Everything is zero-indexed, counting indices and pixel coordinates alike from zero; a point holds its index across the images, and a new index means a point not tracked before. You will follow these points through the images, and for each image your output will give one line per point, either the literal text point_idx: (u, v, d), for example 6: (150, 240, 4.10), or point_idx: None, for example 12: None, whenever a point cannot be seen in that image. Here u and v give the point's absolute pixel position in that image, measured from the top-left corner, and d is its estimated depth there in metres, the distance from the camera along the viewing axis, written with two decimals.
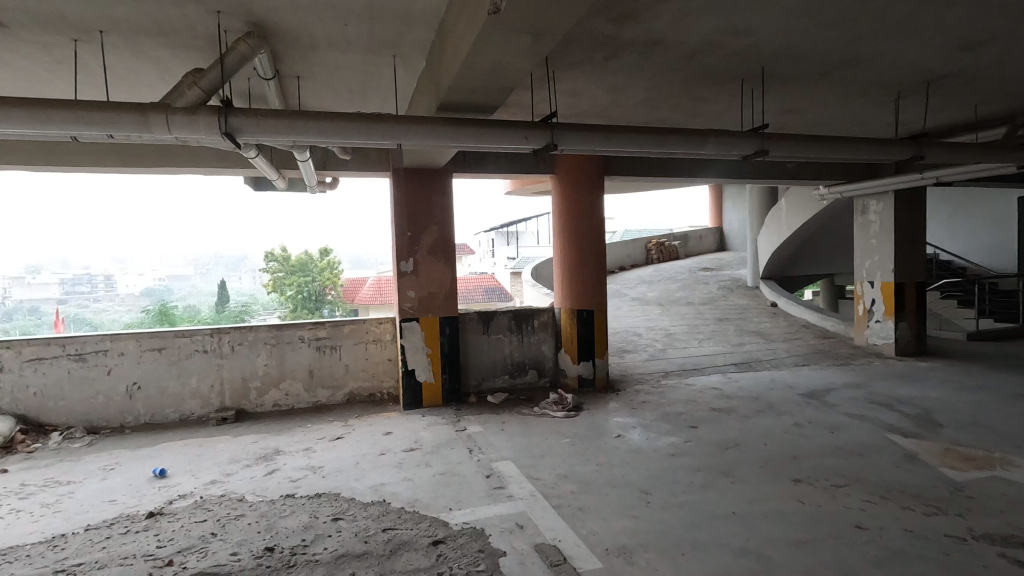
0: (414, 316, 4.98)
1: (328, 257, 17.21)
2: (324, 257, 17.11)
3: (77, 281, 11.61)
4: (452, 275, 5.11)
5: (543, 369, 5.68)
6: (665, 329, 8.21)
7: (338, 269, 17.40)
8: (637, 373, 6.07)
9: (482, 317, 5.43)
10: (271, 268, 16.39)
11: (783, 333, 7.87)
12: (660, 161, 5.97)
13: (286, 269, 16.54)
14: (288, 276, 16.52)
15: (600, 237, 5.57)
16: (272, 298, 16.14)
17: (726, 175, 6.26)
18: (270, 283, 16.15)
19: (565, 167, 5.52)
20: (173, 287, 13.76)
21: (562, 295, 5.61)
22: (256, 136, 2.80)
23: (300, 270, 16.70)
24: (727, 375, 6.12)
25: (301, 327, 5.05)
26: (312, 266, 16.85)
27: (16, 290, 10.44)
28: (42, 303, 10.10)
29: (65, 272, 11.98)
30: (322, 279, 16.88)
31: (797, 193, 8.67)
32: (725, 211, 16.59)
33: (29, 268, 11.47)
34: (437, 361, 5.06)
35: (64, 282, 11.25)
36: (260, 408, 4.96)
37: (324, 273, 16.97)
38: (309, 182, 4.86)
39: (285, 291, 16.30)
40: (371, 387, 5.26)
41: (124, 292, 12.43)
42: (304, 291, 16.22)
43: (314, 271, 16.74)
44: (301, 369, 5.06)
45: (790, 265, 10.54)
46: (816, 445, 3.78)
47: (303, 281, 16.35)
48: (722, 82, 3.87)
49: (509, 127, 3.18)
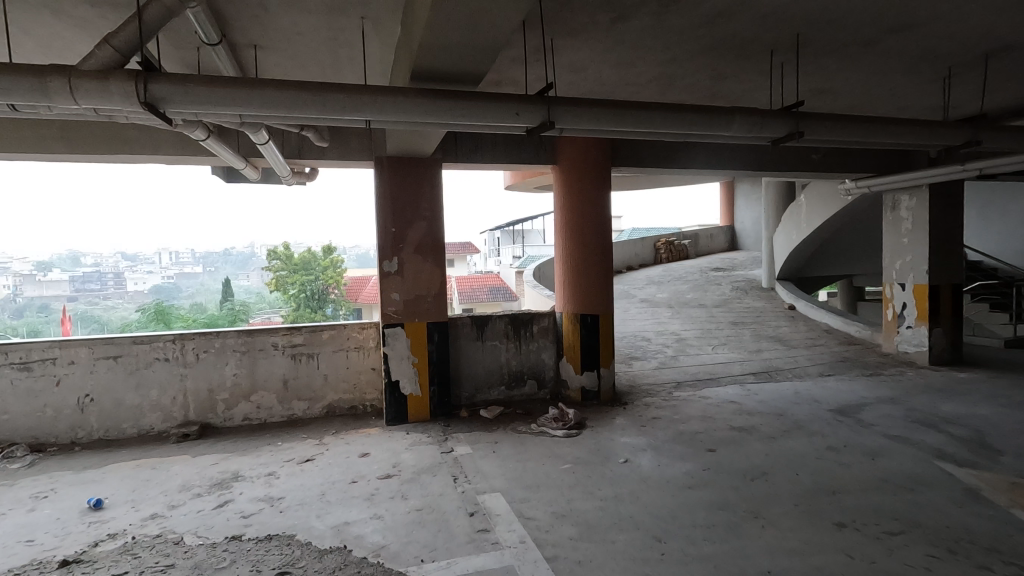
0: (398, 322, 4.48)
1: (332, 257, 16.86)
2: (328, 255, 16.77)
3: (89, 278, 11.28)
4: (441, 276, 4.59)
5: (542, 379, 5.17)
6: (676, 333, 7.67)
7: (341, 268, 16.98)
8: (646, 384, 5.55)
9: (475, 322, 4.93)
10: (273, 267, 15.97)
11: (804, 338, 7.31)
12: (673, 151, 5.44)
13: (289, 267, 16.11)
14: (290, 274, 16.09)
15: (607, 234, 5.05)
16: (274, 297, 15.71)
17: (745, 167, 5.71)
18: (271, 281, 15.88)
19: (567, 157, 5.00)
20: (181, 285, 13.38)
21: (564, 298, 5.10)
22: (186, 108, 2.30)
23: (303, 268, 16.27)
24: (746, 386, 5.58)
25: (274, 333, 4.57)
26: (314, 265, 16.45)
27: (27, 286, 10.04)
28: (51, 298, 9.79)
29: (76, 267, 11.28)
30: (325, 278, 16.43)
31: (818, 188, 8.11)
32: (737, 208, 16.00)
33: (39, 264, 10.76)
34: (424, 370, 4.55)
35: (74, 279, 10.86)
36: (229, 422, 4.48)
37: (326, 271, 16.57)
38: (280, 172, 4.39)
39: (287, 290, 15.83)
40: (352, 399, 4.77)
41: (134, 287, 11.98)
42: (306, 289, 15.94)
43: (315, 268, 16.45)
44: (273, 379, 4.58)
45: (808, 265, 9.97)
46: (857, 477, 3.25)
47: (305, 280, 16.03)
48: (748, 55, 3.34)
49: (497, 100, 2.66)
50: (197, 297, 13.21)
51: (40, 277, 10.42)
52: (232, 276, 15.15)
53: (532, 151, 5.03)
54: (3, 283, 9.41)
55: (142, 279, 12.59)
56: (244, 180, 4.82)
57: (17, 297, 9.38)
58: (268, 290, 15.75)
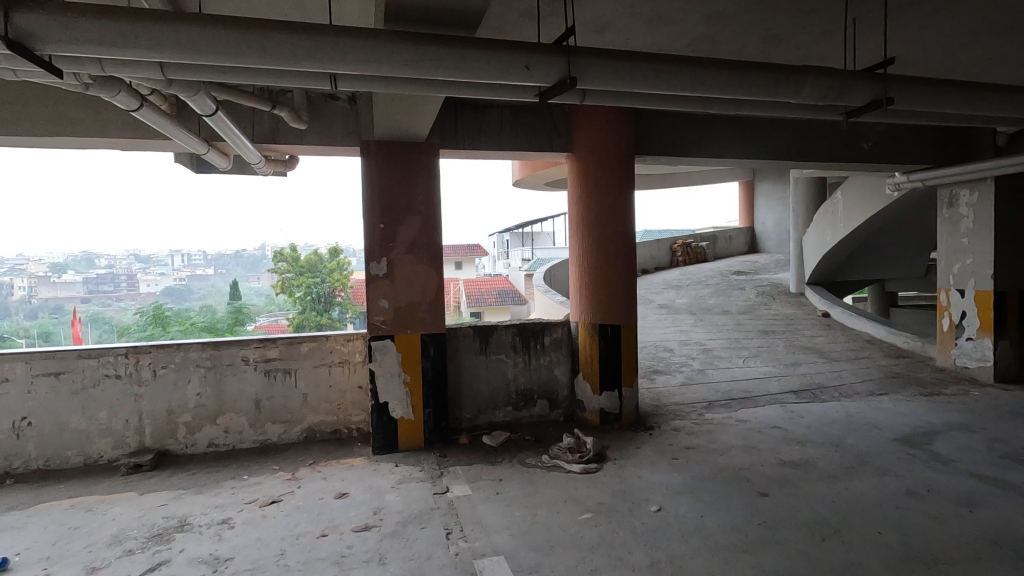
0: (388, 334, 3.84)
1: (337, 258, 16.31)
2: (334, 257, 16.24)
3: (101, 279, 11.39)
4: (438, 281, 3.94)
5: (554, 399, 4.52)
6: (702, 343, 6.97)
7: (347, 270, 16.35)
8: (672, 404, 4.86)
9: (478, 333, 4.31)
10: (279, 268, 15.37)
11: (845, 350, 6.58)
12: (704, 139, 4.76)
13: (294, 270, 15.48)
14: (296, 276, 15.42)
15: (629, 233, 4.38)
16: (280, 300, 15.11)
17: (785, 157, 5.02)
18: (276, 283, 15.22)
19: (583, 145, 4.37)
20: (191, 287, 13.09)
21: (581, 306, 4.44)
22: (73, 50, 1.67)
23: (308, 270, 15.63)
24: (787, 406, 4.89)
25: (245, 345, 3.95)
26: (320, 267, 15.92)
27: (43, 287, 10.02)
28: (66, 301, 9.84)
29: (87, 270, 11.53)
30: (330, 280, 15.71)
31: (858, 184, 7.36)
32: (757, 209, 15.25)
33: (54, 265, 10.85)
34: (417, 390, 3.91)
35: (87, 281, 10.86)
36: (191, 450, 3.87)
37: (332, 274, 16.05)
38: (252, 162, 3.80)
39: (292, 292, 15.19)
40: (335, 422, 4.14)
41: (145, 289, 11.92)
42: (310, 291, 15.08)
43: (320, 270, 15.81)
44: (244, 400, 3.95)
45: (840, 269, 9.22)
46: (957, 538, 2.57)
47: (310, 282, 15.26)
48: (815, 7, 2.68)
49: (501, 50, 2.01)
50: (206, 298, 12.84)
51: (54, 278, 10.39)
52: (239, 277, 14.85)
53: (544, 137, 4.38)
54: (18, 286, 9.51)
55: (154, 281, 12.35)
56: (215, 170, 4.22)
57: (31, 299, 9.40)
58: (274, 292, 15.15)
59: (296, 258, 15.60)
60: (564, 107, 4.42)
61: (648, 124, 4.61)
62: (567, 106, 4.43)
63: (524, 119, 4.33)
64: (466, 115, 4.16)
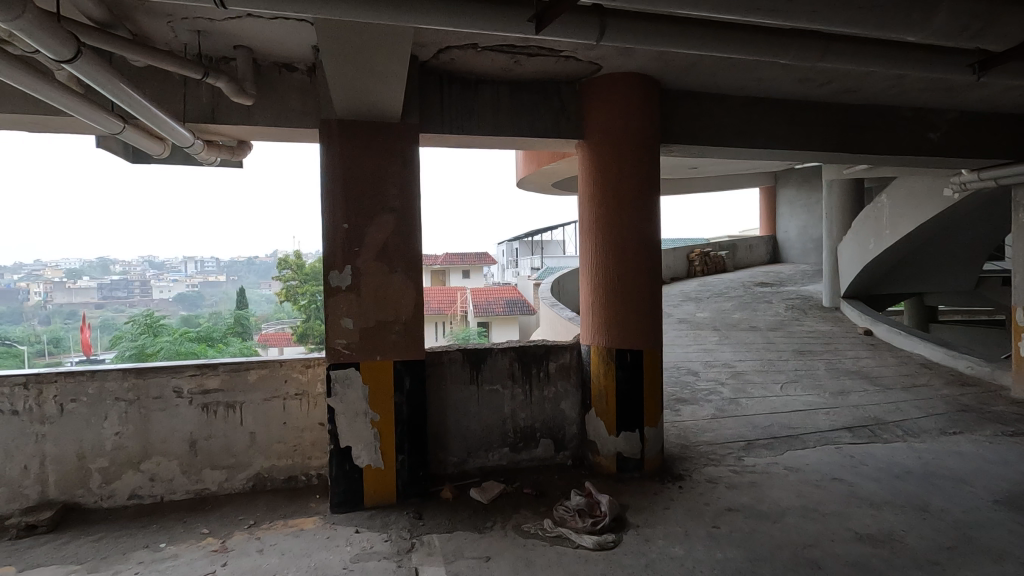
0: (352, 361, 3.07)
1: None
2: None
3: (115, 287, 12.17)
4: (415, 295, 3.16)
5: (559, 438, 3.74)
6: (730, 365, 6.13)
7: None
8: (704, 444, 4.03)
9: (467, 359, 3.57)
10: (284, 277, 14.47)
11: (897, 375, 5.71)
12: (743, 126, 3.96)
13: (299, 277, 14.48)
14: (300, 284, 14.36)
15: (653, 239, 3.59)
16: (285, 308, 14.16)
17: (838, 149, 4.21)
18: (280, 291, 14.26)
19: (596, 131, 3.59)
20: (202, 295, 13.71)
21: (593, 327, 3.63)
22: None
23: (313, 278, 14.65)
24: (843, 448, 4.03)
25: (177, 373, 3.19)
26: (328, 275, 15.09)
27: (57, 293, 10.75)
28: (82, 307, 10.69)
29: (105, 276, 12.27)
30: None
31: (909, 187, 6.51)
32: (778, 217, 14.38)
33: (70, 272, 11.52)
34: (388, 432, 3.12)
35: (101, 287, 11.61)
36: (107, 503, 3.11)
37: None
38: (185, 146, 3.06)
39: (298, 300, 14.02)
40: (289, 467, 3.36)
41: (159, 295, 12.99)
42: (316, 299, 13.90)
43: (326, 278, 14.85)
44: (175, 440, 3.19)
45: (880, 282, 8.34)
46: None
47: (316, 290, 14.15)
48: None
49: None
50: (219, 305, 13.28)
51: (67, 283, 11.02)
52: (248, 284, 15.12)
53: (550, 121, 3.61)
54: (35, 291, 10.09)
55: (167, 287, 13.32)
56: (155, 161, 3.53)
57: (47, 303, 9.94)
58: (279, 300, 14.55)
59: (301, 265, 14.65)
60: (574, 86, 3.66)
61: (676, 106, 3.82)
62: (578, 84, 3.65)
63: (525, 100, 3.56)
64: (455, 93, 3.41)
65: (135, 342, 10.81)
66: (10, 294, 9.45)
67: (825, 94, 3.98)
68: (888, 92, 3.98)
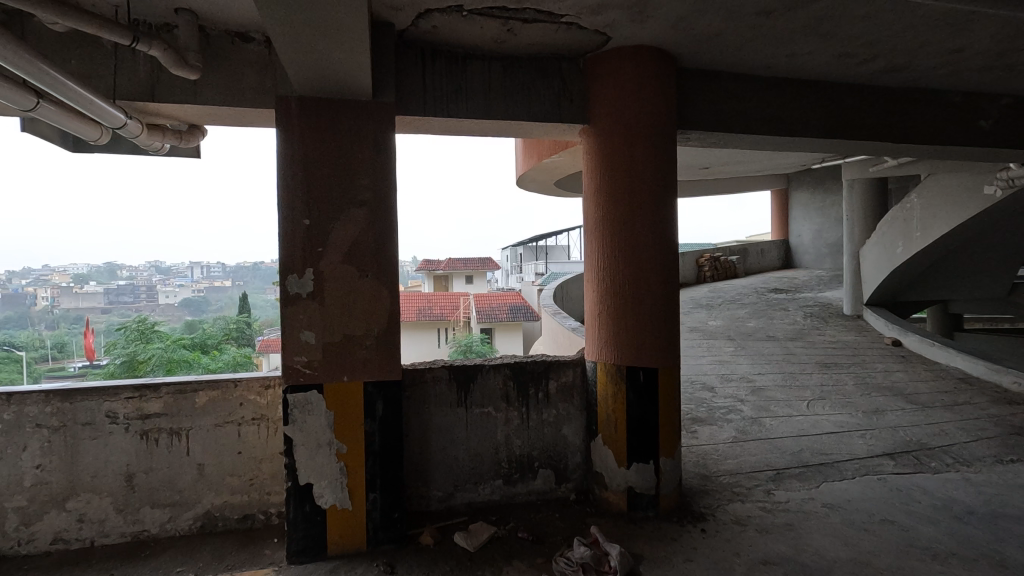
0: (315, 382, 2.59)
1: None
2: None
3: (122, 291, 11.91)
4: (389, 304, 2.68)
5: (560, 469, 3.25)
6: (748, 379, 5.62)
7: None
8: (726, 475, 3.52)
9: (454, 377, 3.10)
10: None
11: (935, 391, 5.18)
12: (772, 110, 3.47)
13: None
14: None
15: (669, 239, 3.11)
16: None
17: (878, 139, 3.71)
18: None
19: (603, 115, 3.11)
20: (210, 299, 13.47)
21: (599, 341, 3.14)
22: None
23: None
24: (887, 479, 3.51)
25: (112, 395, 2.72)
26: None
27: (64, 298, 10.82)
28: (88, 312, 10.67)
29: (110, 282, 11.98)
30: None
31: (942, 184, 6.02)
32: (791, 220, 13.86)
33: (77, 276, 11.42)
34: (357, 467, 2.63)
35: (107, 292, 11.61)
36: (25, 549, 2.64)
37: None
38: (118, 128, 2.59)
39: None
40: (244, 504, 2.88)
41: (164, 303, 12.60)
42: None
43: None
44: (107, 474, 2.72)
45: (907, 288, 7.81)
46: None
47: None
48: None
49: None
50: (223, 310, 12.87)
51: (76, 288, 11.10)
52: (250, 290, 14.87)
53: (550, 103, 3.13)
54: (42, 300, 10.00)
55: (173, 292, 12.87)
56: (98, 150, 3.08)
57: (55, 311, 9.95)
58: None
59: None
60: (578, 63, 3.19)
61: (696, 87, 3.33)
62: (582, 61, 3.19)
63: (521, 78, 3.09)
64: (440, 70, 2.94)
65: (127, 348, 10.47)
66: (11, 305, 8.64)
67: (865, 75, 3.48)
68: (937, 72, 3.49)
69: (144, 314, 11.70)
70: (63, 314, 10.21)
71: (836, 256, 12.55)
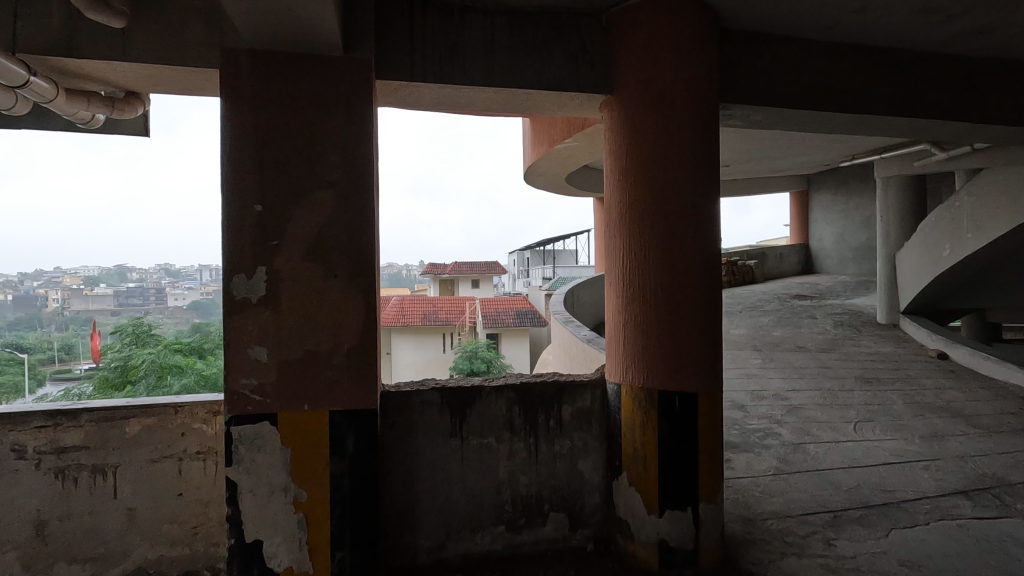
0: (266, 411, 2.04)
1: None
2: None
3: (134, 293, 11.30)
4: (362, 312, 2.12)
5: (575, 513, 2.68)
6: (782, 395, 5.03)
7: None
8: (772, 518, 2.94)
9: (447, 402, 2.56)
10: None
11: (998, 413, 4.56)
12: (830, 82, 2.90)
13: None
14: None
15: (710, 233, 2.53)
16: None
17: (952, 119, 3.13)
18: None
19: (630, 83, 2.56)
20: None
21: (623, 358, 2.58)
22: None
23: None
24: (968, 526, 2.91)
25: (20, 424, 2.19)
26: None
27: (76, 300, 10.74)
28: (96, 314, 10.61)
29: (121, 284, 11.51)
30: None
31: (999, 180, 5.42)
32: (812, 223, 13.22)
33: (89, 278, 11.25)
34: (320, 519, 2.08)
35: (120, 294, 11.29)
36: None
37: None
38: (22, 89, 2.05)
39: None
40: (184, 559, 2.33)
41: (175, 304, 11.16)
42: None
43: None
44: (12, 522, 2.18)
45: (948, 296, 7.19)
46: None
47: None
48: None
49: None
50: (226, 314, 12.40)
51: (87, 290, 10.99)
52: None
53: (564, 69, 2.58)
54: (53, 299, 10.00)
55: (185, 295, 11.54)
56: (22, 123, 2.56)
57: (65, 312, 10.00)
58: None
59: None
60: (598, 22, 2.65)
61: (741, 51, 2.76)
62: (605, 21, 2.64)
63: (530, 37, 2.54)
64: (430, 25, 2.41)
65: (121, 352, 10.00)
66: (27, 300, 9.21)
67: (940, 39, 2.91)
68: None
69: (145, 316, 11.30)
70: (73, 316, 9.96)
71: (859, 260, 11.92)
